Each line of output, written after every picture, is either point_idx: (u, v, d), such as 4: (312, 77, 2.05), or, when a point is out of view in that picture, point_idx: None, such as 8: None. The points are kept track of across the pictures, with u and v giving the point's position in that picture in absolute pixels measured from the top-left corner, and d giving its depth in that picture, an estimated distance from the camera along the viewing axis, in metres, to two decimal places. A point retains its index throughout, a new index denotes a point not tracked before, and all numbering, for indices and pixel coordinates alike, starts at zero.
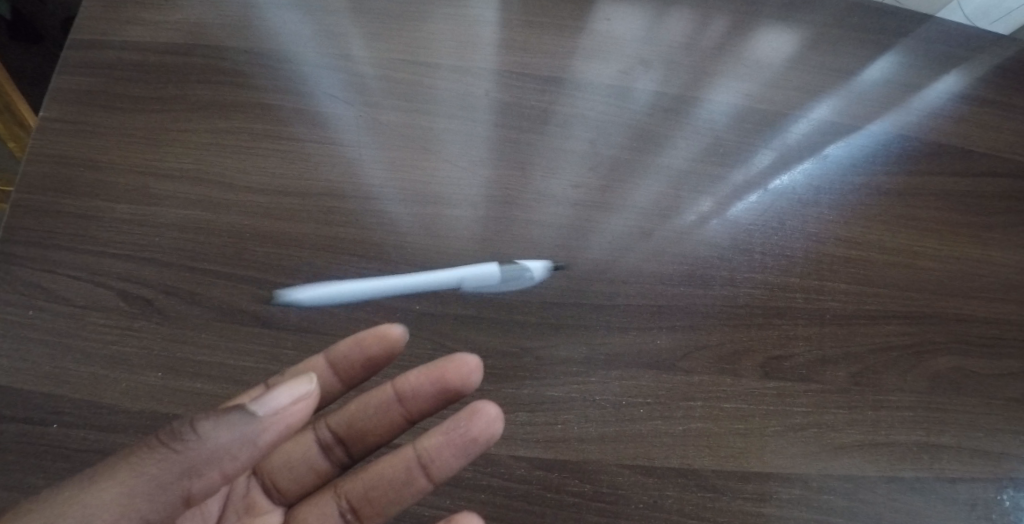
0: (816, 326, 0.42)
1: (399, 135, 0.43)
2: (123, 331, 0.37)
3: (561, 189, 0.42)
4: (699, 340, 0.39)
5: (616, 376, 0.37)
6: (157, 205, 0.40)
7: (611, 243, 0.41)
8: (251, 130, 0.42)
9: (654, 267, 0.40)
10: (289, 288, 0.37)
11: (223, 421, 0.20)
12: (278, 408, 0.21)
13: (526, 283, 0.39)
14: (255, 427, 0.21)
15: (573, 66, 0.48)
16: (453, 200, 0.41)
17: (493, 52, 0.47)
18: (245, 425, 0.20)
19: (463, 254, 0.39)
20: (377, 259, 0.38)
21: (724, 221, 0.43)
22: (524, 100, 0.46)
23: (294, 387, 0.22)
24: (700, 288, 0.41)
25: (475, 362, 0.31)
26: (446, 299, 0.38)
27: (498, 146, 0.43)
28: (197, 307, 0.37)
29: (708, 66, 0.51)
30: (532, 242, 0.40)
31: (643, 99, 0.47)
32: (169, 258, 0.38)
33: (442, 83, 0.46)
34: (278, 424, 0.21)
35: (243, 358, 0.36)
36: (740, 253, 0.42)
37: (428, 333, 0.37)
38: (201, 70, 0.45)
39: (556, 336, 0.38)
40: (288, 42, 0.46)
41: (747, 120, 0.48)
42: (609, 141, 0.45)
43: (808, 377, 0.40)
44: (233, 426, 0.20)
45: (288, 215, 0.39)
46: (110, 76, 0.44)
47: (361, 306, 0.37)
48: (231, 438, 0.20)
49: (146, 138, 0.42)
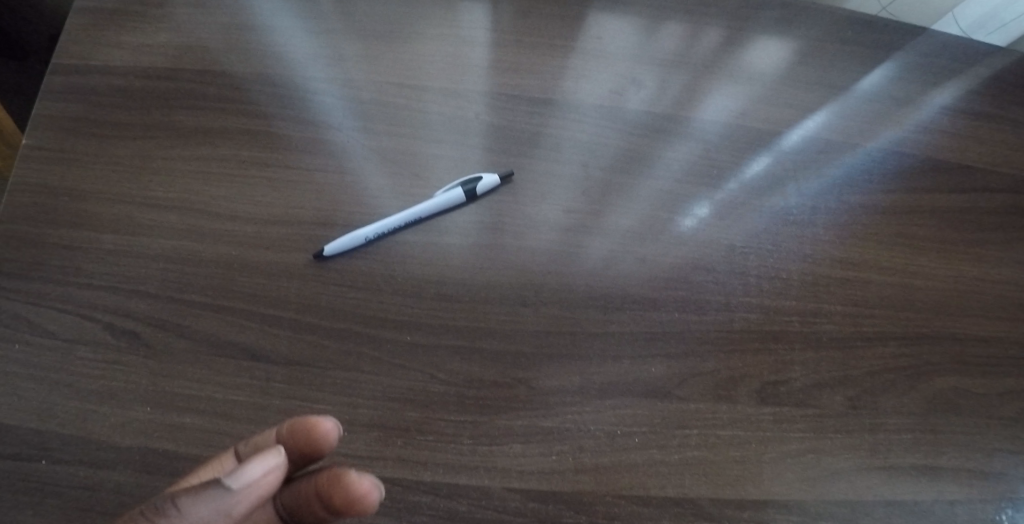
0: (812, 350, 0.41)
1: (389, 160, 0.43)
2: (110, 365, 0.36)
3: (554, 214, 0.42)
4: (695, 366, 0.39)
5: (611, 405, 0.37)
6: (143, 235, 0.39)
7: (605, 269, 0.40)
8: (239, 157, 0.42)
9: (648, 293, 0.40)
10: (277, 320, 0.37)
11: (200, 497, 0.22)
12: (250, 481, 0.23)
13: (519, 311, 0.38)
14: (228, 501, 0.23)
15: (564, 87, 0.47)
16: (443, 226, 0.40)
17: (483, 73, 0.47)
18: (218, 501, 0.22)
19: (454, 282, 0.38)
20: (367, 289, 0.38)
21: (718, 244, 0.43)
22: (515, 122, 0.45)
23: (265, 460, 0.24)
24: (695, 313, 0.40)
25: (369, 485, 0.27)
26: (437, 330, 0.37)
27: (490, 170, 0.43)
28: (185, 340, 0.36)
29: (701, 84, 0.50)
30: (524, 269, 0.39)
31: (635, 119, 0.47)
32: (156, 290, 0.38)
33: (431, 105, 0.45)
34: (250, 495, 0.23)
35: (233, 392, 0.35)
36: (735, 276, 0.42)
37: (420, 365, 0.36)
38: (187, 94, 0.44)
39: (550, 365, 0.37)
40: (275, 65, 0.46)
41: (741, 139, 0.47)
42: (601, 163, 0.44)
43: (805, 402, 0.40)
44: (208, 502, 0.22)
45: (276, 245, 0.39)
46: (95, 102, 0.43)
47: (351, 338, 0.36)
48: (204, 514, 0.22)
49: (132, 165, 0.41)
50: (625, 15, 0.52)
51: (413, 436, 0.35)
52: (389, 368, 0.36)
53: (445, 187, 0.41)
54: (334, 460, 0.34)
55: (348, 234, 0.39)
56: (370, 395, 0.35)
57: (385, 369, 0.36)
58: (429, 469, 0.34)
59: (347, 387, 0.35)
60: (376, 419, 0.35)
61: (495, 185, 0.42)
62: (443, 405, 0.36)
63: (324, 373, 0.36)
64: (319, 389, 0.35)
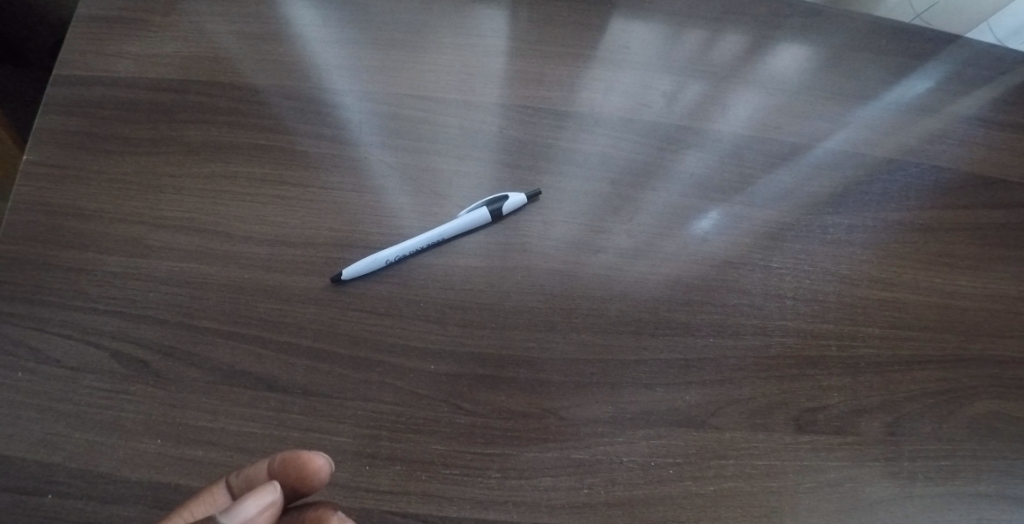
0: (849, 375, 0.40)
1: (409, 178, 0.41)
2: (118, 395, 0.34)
3: (582, 234, 0.40)
4: (730, 394, 0.37)
5: (643, 436, 0.35)
6: (152, 256, 0.37)
7: (635, 292, 0.38)
8: (251, 174, 0.40)
9: (681, 316, 0.38)
10: (294, 348, 0.35)
11: None
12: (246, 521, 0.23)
13: (547, 337, 0.36)
14: None
15: (588, 98, 0.46)
16: (467, 248, 0.39)
17: (503, 84, 0.45)
18: None
19: (479, 307, 0.37)
20: (388, 315, 0.36)
21: (751, 265, 0.41)
22: (540, 137, 0.43)
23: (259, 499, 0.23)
24: (729, 338, 0.39)
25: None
26: (462, 358, 0.35)
27: (515, 189, 0.41)
28: (196, 369, 0.35)
29: (730, 96, 0.48)
30: (552, 292, 0.38)
31: (662, 133, 0.45)
32: (166, 315, 0.36)
33: (452, 119, 0.43)
34: None
35: (248, 423, 0.33)
36: (769, 298, 0.40)
37: (444, 395, 0.34)
38: (195, 107, 0.42)
39: (580, 394, 0.35)
40: (288, 77, 0.44)
41: (773, 154, 0.46)
42: (632, 181, 0.42)
43: (843, 429, 0.38)
44: None
45: (292, 267, 0.37)
46: (99, 115, 0.41)
47: (372, 367, 0.35)
48: None
49: (139, 182, 0.39)
50: (648, 21, 0.51)
51: (437, 470, 0.33)
52: (412, 399, 0.34)
53: (469, 208, 0.40)
54: (354, 497, 0.32)
55: (366, 258, 0.37)
56: (392, 427, 0.34)
57: (407, 400, 0.34)
58: (455, 505, 0.32)
59: (368, 419, 0.34)
60: (399, 453, 0.33)
61: (522, 204, 0.40)
62: (469, 437, 0.34)
63: (343, 404, 0.34)
64: (338, 421, 0.33)
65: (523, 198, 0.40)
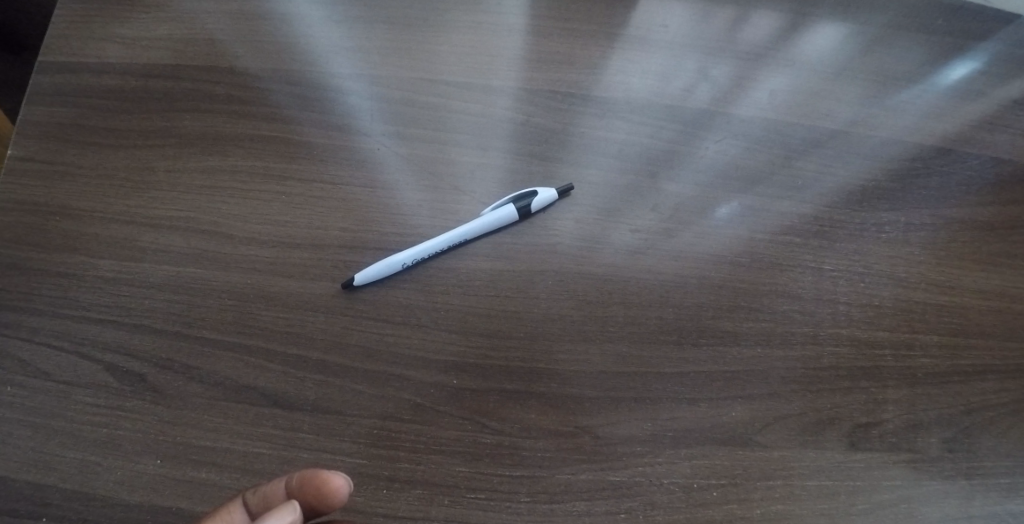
0: (906, 387, 0.36)
1: (428, 172, 0.37)
2: (113, 411, 0.31)
3: (617, 233, 0.36)
4: (779, 408, 0.34)
5: (685, 455, 0.32)
6: (147, 259, 0.34)
7: (675, 297, 0.35)
8: (253, 169, 0.37)
9: (725, 325, 0.35)
10: (303, 361, 0.32)
11: None
12: None
13: (580, 348, 0.33)
14: None
15: (617, 82, 0.42)
16: (491, 249, 0.35)
17: (525, 66, 0.41)
18: None
19: (505, 315, 0.33)
20: (406, 324, 0.33)
21: (798, 267, 0.38)
22: (570, 127, 0.40)
23: None
24: (777, 348, 0.36)
25: None
26: (487, 372, 0.32)
27: (543, 184, 0.38)
28: (198, 384, 0.32)
29: (773, 80, 0.45)
30: (584, 298, 0.34)
31: (697, 121, 0.41)
32: (163, 325, 0.33)
33: (474, 107, 0.40)
34: None
35: (255, 443, 0.30)
36: (820, 304, 0.37)
37: (468, 413, 0.31)
38: (190, 96, 0.39)
39: (617, 411, 0.32)
40: (294, 61, 0.40)
41: (821, 146, 0.42)
42: (672, 174, 0.39)
43: (901, 445, 0.35)
44: None
45: (299, 271, 0.34)
46: (88, 104, 0.38)
47: (390, 381, 0.32)
48: None
49: (131, 178, 0.36)
50: None
51: (462, 494, 0.30)
52: (434, 416, 0.31)
53: (494, 205, 0.36)
54: None
55: (381, 261, 0.34)
56: (411, 448, 0.30)
57: (429, 417, 0.31)
58: None
59: (385, 439, 0.31)
60: (420, 475, 0.30)
61: (552, 200, 0.37)
62: (495, 458, 0.31)
63: (358, 423, 0.31)
64: (353, 440, 0.30)
65: (552, 194, 0.37)
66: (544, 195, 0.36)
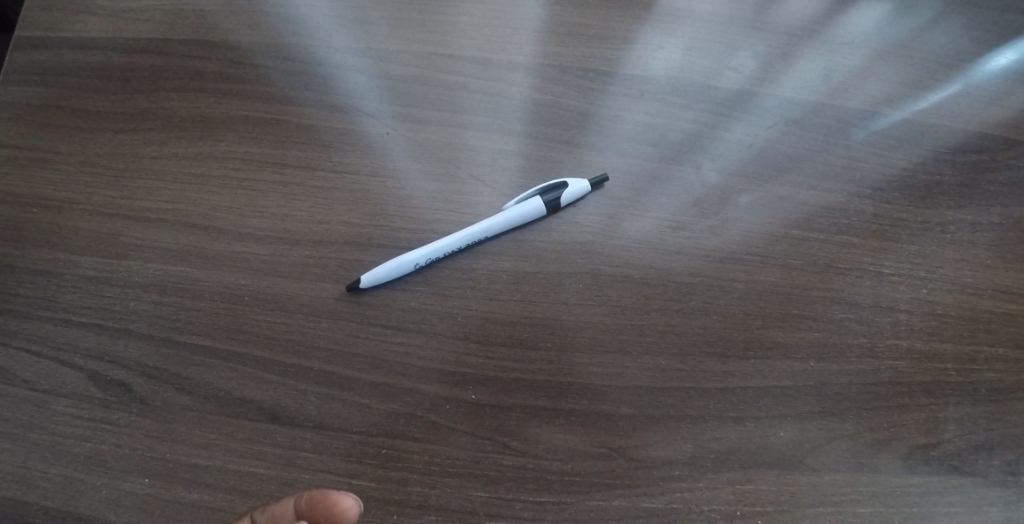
0: (966, 403, 0.31)
1: (442, 159, 0.34)
2: (96, 425, 0.28)
3: (655, 231, 0.32)
4: (834, 427, 0.30)
5: (729, 480, 0.28)
6: (131, 257, 0.31)
7: (718, 304, 0.31)
8: (249, 156, 0.33)
9: (774, 335, 0.31)
10: (304, 372, 0.28)
11: None
12: None
13: (614, 361, 0.29)
14: None
15: (652, 58, 0.38)
16: (514, 248, 0.32)
17: (549, 42, 0.37)
18: None
19: (530, 323, 0.30)
20: (419, 332, 0.29)
21: (854, 270, 0.34)
22: (602, 110, 0.36)
23: None
24: (832, 361, 0.32)
25: None
26: (509, 386, 0.28)
27: (571, 175, 0.34)
28: (189, 396, 0.28)
29: (827, 59, 0.40)
30: (618, 304, 0.30)
31: (741, 103, 0.37)
32: (151, 330, 0.30)
33: (492, 87, 0.36)
34: None
35: (250, 462, 0.27)
36: (879, 312, 0.33)
37: (488, 432, 0.28)
38: (180, 73, 0.35)
39: (653, 431, 0.29)
40: (295, 36, 0.37)
41: (880, 132, 0.38)
42: (717, 164, 0.35)
43: (960, 468, 0.30)
44: None
45: (299, 272, 0.30)
46: (67, 83, 0.34)
47: (401, 396, 0.28)
48: None
49: (113, 165, 0.32)
50: None
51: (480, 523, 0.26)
52: (449, 435, 0.28)
53: (519, 198, 0.32)
54: None
55: (391, 261, 0.30)
56: (423, 470, 0.27)
57: (444, 436, 0.28)
58: None
59: (395, 460, 0.27)
60: (433, 501, 0.26)
61: (584, 193, 0.33)
62: (518, 483, 0.27)
63: (365, 441, 0.27)
64: (359, 460, 0.27)
65: (585, 186, 0.33)
66: (576, 187, 0.32)
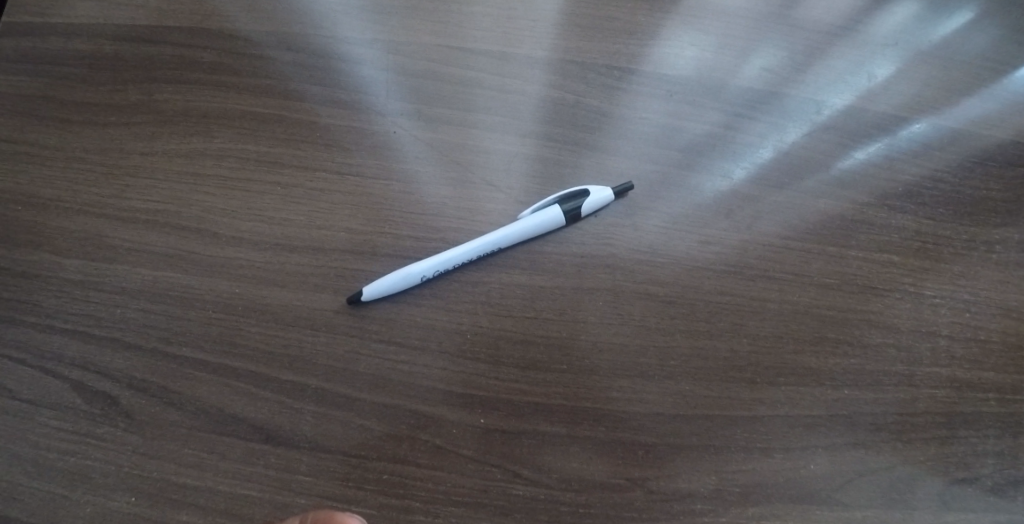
0: (1009, 436, 0.28)
1: (453, 160, 0.31)
2: (79, 440, 0.26)
3: (680, 244, 0.30)
4: (872, 460, 0.28)
5: (756, 517, 0.26)
6: (119, 260, 0.29)
7: (747, 326, 0.29)
8: (245, 154, 0.31)
9: (807, 360, 0.29)
10: (300, 390, 0.26)
11: None
12: None
13: (634, 386, 0.27)
14: None
15: (677, 56, 0.35)
16: (528, 261, 0.29)
17: (568, 38, 0.35)
18: None
19: (545, 342, 0.28)
20: (424, 350, 0.27)
21: (893, 290, 0.31)
22: (624, 111, 0.33)
23: None
24: (869, 388, 0.29)
25: None
26: (522, 410, 0.26)
27: (592, 182, 0.32)
28: (179, 411, 0.27)
29: (867, 60, 0.37)
30: (639, 324, 0.28)
31: (771, 106, 0.35)
32: (139, 340, 0.28)
33: (506, 84, 0.34)
34: None
35: (242, 484, 0.25)
36: (921, 337, 0.30)
37: (498, 459, 0.25)
38: (175, 64, 0.33)
39: (674, 461, 0.26)
40: (296, 25, 0.34)
41: (924, 140, 0.35)
42: (747, 172, 0.33)
43: (999, 506, 0.27)
44: None
45: (297, 282, 0.28)
46: (57, 71, 0.32)
47: (404, 419, 0.26)
48: None
49: (102, 161, 0.30)
50: None
51: None
52: (455, 461, 0.25)
53: (535, 206, 0.30)
54: None
55: (395, 272, 0.28)
56: (426, 499, 0.25)
57: (449, 463, 0.25)
58: None
59: (397, 487, 0.25)
60: None
61: (607, 202, 0.31)
62: (529, 515, 0.25)
63: (364, 465, 0.25)
64: (358, 486, 0.25)
65: (609, 195, 0.30)
66: (599, 196, 0.30)
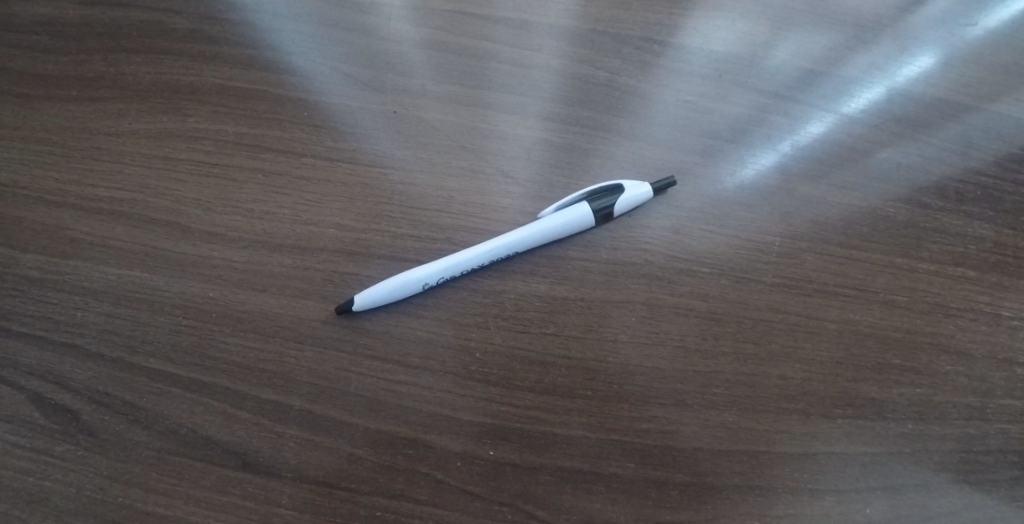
0: None
1: (462, 146, 0.27)
2: (30, 459, 0.22)
3: (723, 251, 0.26)
4: (934, 505, 0.23)
5: None
6: (79, 255, 0.25)
7: (801, 349, 0.25)
8: (225, 136, 0.27)
9: (875, 389, 0.24)
10: (283, 411, 0.23)
11: None
12: None
13: (668, 416, 0.23)
14: None
15: (717, 30, 0.31)
16: (547, 267, 0.25)
17: (596, 8, 0.31)
18: None
19: (566, 364, 0.24)
20: (426, 370, 0.23)
21: (969, 314, 0.26)
22: (658, 92, 0.29)
23: None
24: (933, 425, 0.24)
25: None
26: (539, 441, 0.22)
27: (625, 175, 0.27)
28: (146, 431, 0.23)
29: (949, 37, 0.31)
30: (675, 344, 0.24)
31: (828, 86, 0.30)
32: (101, 349, 0.24)
33: (524, 61, 0.29)
34: None
35: (210, 518, 0.21)
36: (996, 366, 0.25)
37: (510, 498, 0.21)
38: (153, 34, 0.29)
39: (715, 506, 0.22)
40: None
41: (1010, 134, 0.29)
42: (803, 164, 0.28)
43: None
44: None
45: (280, 287, 0.24)
46: (17, 40, 0.29)
47: (401, 448, 0.22)
48: None
49: (62, 141, 0.27)
50: None
51: None
52: (459, 499, 0.21)
53: (560, 203, 0.26)
54: None
55: (391, 279, 0.24)
56: None
57: (452, 501, 0.21)
58: None
59: None
60: None
61: (645, 201, 0.27)
62: None
63: (353, 501, 0.21)
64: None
65: (649, 193, 0.26)
66: (637, 193, 0.26)
